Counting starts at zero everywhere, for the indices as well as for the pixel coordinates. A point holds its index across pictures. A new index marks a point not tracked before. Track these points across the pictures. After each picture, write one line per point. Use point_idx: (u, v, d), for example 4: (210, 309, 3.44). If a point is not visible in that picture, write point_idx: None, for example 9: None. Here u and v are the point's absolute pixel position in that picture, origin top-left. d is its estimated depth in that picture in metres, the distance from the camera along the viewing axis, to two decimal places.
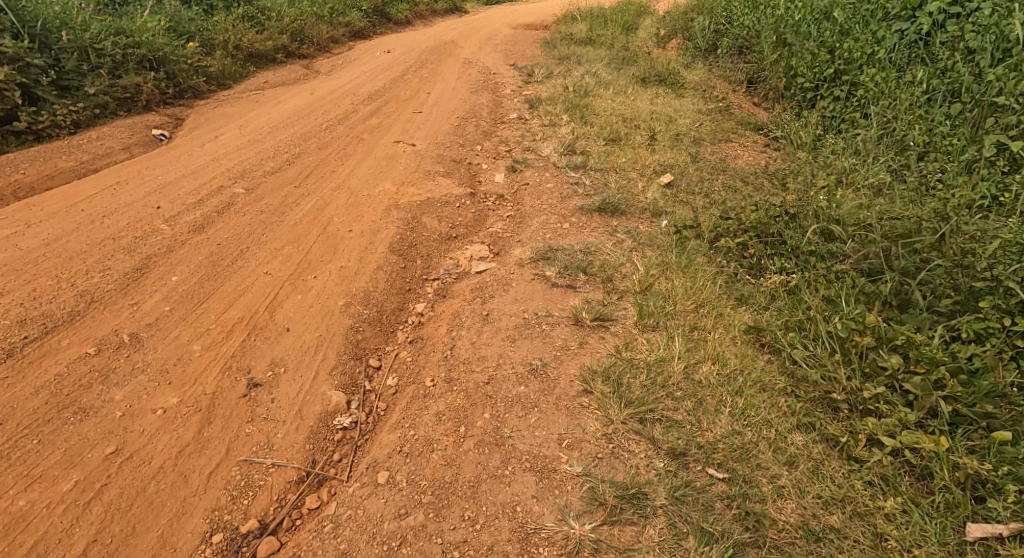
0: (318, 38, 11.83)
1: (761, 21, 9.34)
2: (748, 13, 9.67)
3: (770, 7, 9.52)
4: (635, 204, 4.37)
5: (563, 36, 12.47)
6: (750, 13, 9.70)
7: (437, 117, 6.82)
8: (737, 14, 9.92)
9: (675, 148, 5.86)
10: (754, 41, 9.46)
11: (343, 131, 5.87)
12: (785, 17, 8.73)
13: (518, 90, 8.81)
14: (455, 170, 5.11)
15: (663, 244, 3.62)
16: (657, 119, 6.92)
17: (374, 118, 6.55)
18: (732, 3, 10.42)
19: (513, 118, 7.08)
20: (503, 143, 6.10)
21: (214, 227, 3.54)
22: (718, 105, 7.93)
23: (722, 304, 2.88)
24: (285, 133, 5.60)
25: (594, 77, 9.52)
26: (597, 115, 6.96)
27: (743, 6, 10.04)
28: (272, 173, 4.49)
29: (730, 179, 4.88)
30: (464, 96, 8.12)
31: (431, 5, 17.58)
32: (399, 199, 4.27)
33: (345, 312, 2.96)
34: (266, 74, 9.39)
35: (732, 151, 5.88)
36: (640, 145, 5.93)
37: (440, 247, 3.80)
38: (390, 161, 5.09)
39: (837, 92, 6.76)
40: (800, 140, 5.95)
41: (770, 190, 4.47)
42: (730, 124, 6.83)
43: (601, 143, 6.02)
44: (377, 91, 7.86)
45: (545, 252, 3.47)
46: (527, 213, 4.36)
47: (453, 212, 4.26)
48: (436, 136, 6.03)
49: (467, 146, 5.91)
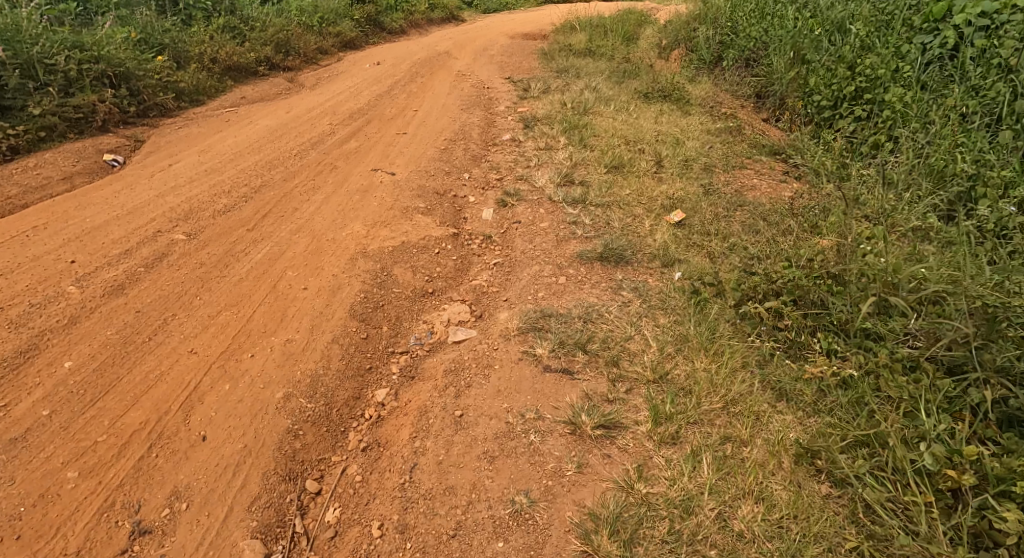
0: (304, 50, 11.33)
1: (770, 32, 8.80)
2: (755, 23, 9.13)
3: (778, 16, 8.99)
4: (641, 251, 3.81)
5: (562, 46, 11.94)
6: (757, 23, 9.15)
7: (423, 139, 6.27)
8: (743, 24, 9.38)
9: (684, 177, 5.29)
10: (762, 53, 8.91)
11: (316, 157, 5.31)
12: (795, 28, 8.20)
13: (513, 107, 8.27)
14: (438, 206, 4.54)
15: (677, 308, 3.04)
16: (663, 142, 6.37)
17: (353, 141, 6.00)
18: (737, 12, 9.90)
19: (506, 140, 6.52)
20: (493, 171, 5.54)
21: (137, 287, 2.94)
22: (727, 124, 7.37)
23: (758, 405, 2.30)
24: (250, 160, 5.02)
25: (594, 92, 8.97)
26: (597, 137, 6.41)
27: (750, 14, 9.48)
28: (222, 212, 3.88)
29: (748, 217, 4.30)
30: (454, 114, 7.57)
31: (428, 13, 17.08)
32: (367, 246, 3.68)
33: (281, 408, 2.34)
34: (244, 89, 8.86)
35: (747, 179, 5.30)
36: (645, 173, 5.36)
37: (413, 308, 3.20)
38: (363, 195, 4.51)
39: (858, 111, 6.17)
40: (822, 167, 5.39)
41: (798, 233, 3.89)
42: (743, 147, 6.27)
43: (602, 170, 5.44)
44: (361, 109, 7.31)
45: (535, 321, 2.89)
46: (517, 260, 3.78)
47: (431, 260, 3.67)
48: (419, 162, 5.47)
49: (453, 174, 5.35)
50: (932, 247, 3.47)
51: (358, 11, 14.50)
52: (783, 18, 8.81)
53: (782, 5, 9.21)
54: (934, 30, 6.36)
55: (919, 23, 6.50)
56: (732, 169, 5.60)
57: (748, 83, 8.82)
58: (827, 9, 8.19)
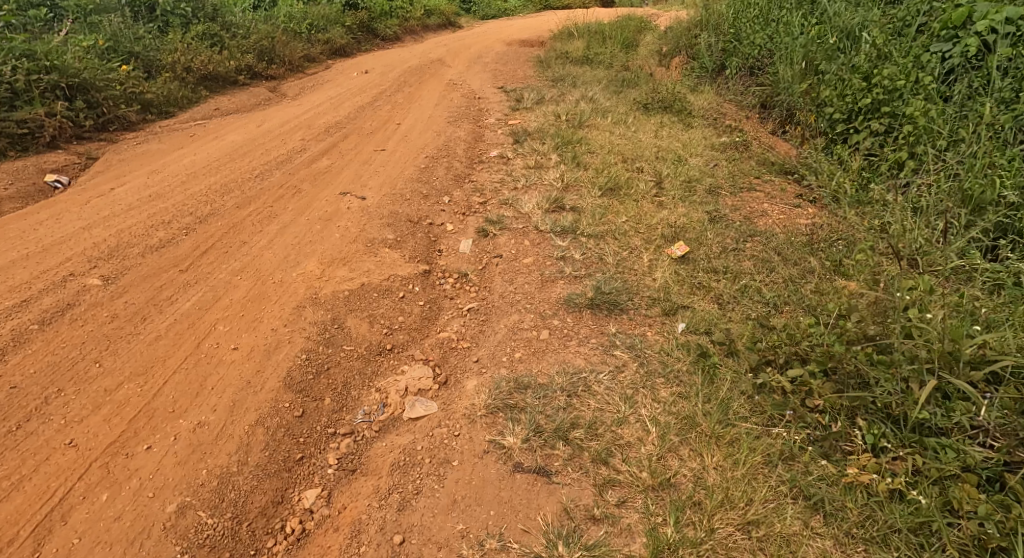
0: (289, 58, 10.90)
1: (775, 39, 8.31)
2: (759, 30, 8.65)
3: (781, 22, 8.52)
4: (638, 294, 3.29)
5: (558, 53, 11.46)
6: (762, 29, 8.66)
7: (403, 157, 5.79)
8: (747, 30, 8.89)
9: (687, 200, 4.78)
10: (767, 61, 8.42)
11: (280, 179, 4.82)
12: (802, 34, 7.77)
13: (503, 119, 7.79)
14: (409, 237, 4.04)
15: (681, 377, 2.53)
16: (663, 159, 5.87)
17: (325, 159, 5.51)
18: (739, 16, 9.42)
19: (493, 158, 6.04)
20: (476, 194, 5.05)
21: (24, 354, 2.44)
22: (732, 138, 6.86)
23: (788, 530, 1.82)
24: (205, 182, 4.52)
25: (591, 103, 8.49)
26: (592, 154, 5.92)
27: (753, 20, 9.00)
28: (154, 248, 3.35)
29: (761, 250, 3.78)
30: (440, 127, 7.09)
31: (423, 20, 16.64)
32: (318, 290, 3.16)
33: (168, 530, 1.82)
34: (220, 100, 8.39)
35: (757, 204, 4.78)
36: (644, 196, 4.86)
37: (365, 371, 2.68)
38: (325, 226, 4.00)
39: (876, 127, 5.63)
40: (841, 187, 4.84)
41: (820, 275, 3.38)
42: (749, 166, 5.77)
43: (596, 192, 4.92)
44: (338, 123, 6.82)
45: (506, 395, 2.38)
46: (495, 304, 3.27)
47: (394, 306, 3.16)
48: (394, 185, 4.99)
49: (432, 197, 4.86)
50: (978, 297, 2.96)
51: (349, 18, 14.08)
52: (788, 24, 8.34)
53: (786, 11, 8.75)
54: (952, 37, 5.90)
55: (936, 29, 6.04)
56: (740, 191, 5.08)
57: (753, 93, 8.32)
58: (835, 15, 7.73)
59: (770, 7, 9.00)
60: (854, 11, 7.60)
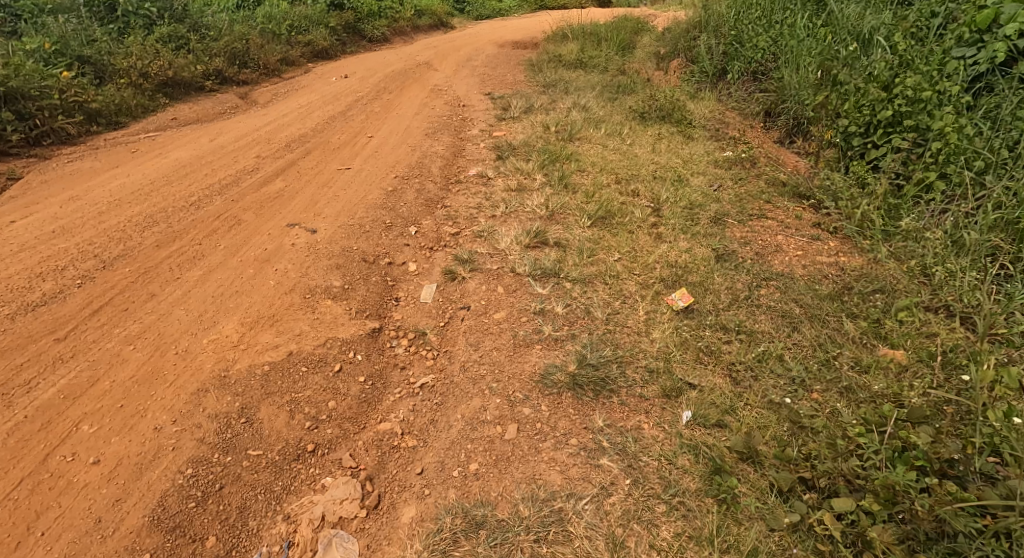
0: (263, 62, 10.29)
1: (780, 42, 7.70)
2: (762, 32, 8.03)
3: (786, 23, 7.92)
4: (632, 367, 2.67)
5: (551, 56, 10.83)
6: (764, 31, 8.06)
7: (370, 177, 5.17)
8: (749, 32, 8.28)
9: (690, 233, 4.16)
10: (771, 65, 7.82)
11: (219, 207, 4.18)
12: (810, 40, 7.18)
13: (488, 129, 7.18)
14: (361, 282, 3.39)
15: (688, 505, 1.92)
16: (661, 179, 5.26)
17: (279, 181, 4.88)
18: (740, 16, 8.81)
19: (472, 177, 5.42)
20: (449, 223, 4.43)
21: None
22: (737, 153, 6.23)
23: None
24: (128, 212, 3.89)
25: (583, 112, 7.87)
26: (582, 174, 5.32)
27: (755, 21, 8.39)
28: (32, 309, 2.76)
29: (779, 303, 3.16)
30: (417, 140, 6.47)
31: (414, 20, 16.00)
32: (229, 365, 2.50)
33: None
34: (181, 108, 7.79)
35: (770, 237, 4.15)
36: (639, 227, 4.24)
37: (274, 488, 2.03)
38: (260, 269, 3.35)
39: (898, 144, 4.98)
40: (867, 214, 4.17)
41: (855, 340, 2.75)
42: (757, 188, 5.15)
43: (585, 221, 4.29)
44: (303, 136, 6.19)
45: (448, 542, 1.81)
46: (454, 378, 2.64)
47: (326, 385, 2.51)
48: (353, 212, 4.36)
49: (395, 228, 4.23)
50: None
51: (333, 18, 13.42)
52: (793, 27, 7.73)
53: (790, 12, 8.13)
54: (976, 42, 5.30)
55: (958, 32, 5.43)
56: (749, 219, 4.46)
57: (758, 100, 7.70)
58: (843, 17, 7.13)
59: (773, 7, 8.38)
60: (863, 13, 7.01)
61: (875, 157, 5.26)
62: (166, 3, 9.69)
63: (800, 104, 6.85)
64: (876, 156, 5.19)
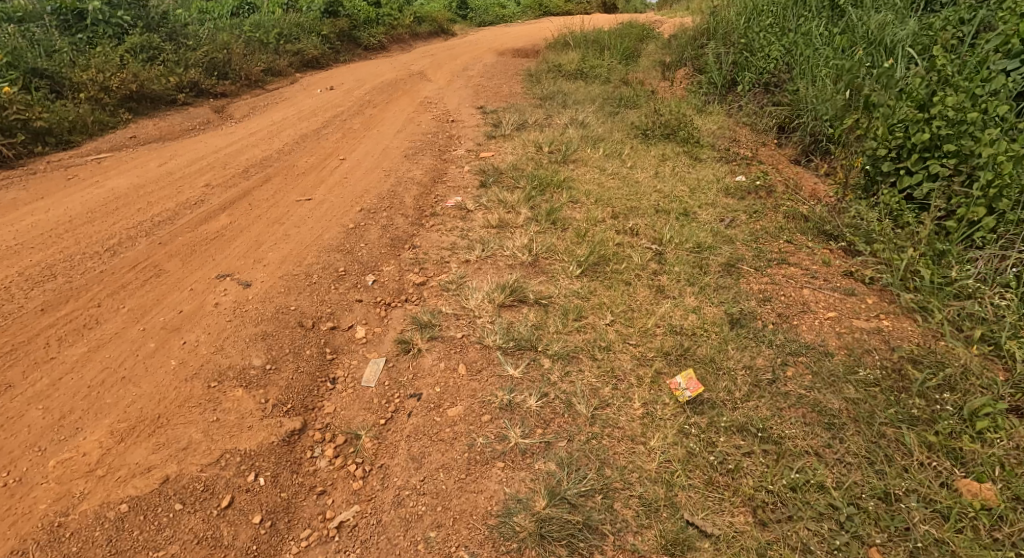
0: (244, 73, 9.73)
1: (794, 52, 7.04)
2: (775, 41, 7.37)
3: (800, 31, 7.26)
4: (622, 498, 2.04)
5: (550, 65, 10.22)
6: (777, 39, 7.40)
7: (332, 211, 4.54)
8: (760, 39, 7.63)
9: (697, 286, 3.51)
10: (785, 77, 7.14)
11: (141, 251, 3.56)
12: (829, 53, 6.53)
13: (476, 149, 6.57)
14: (290, 359, 2.74)
15: None
16: (664, 214, 4.61)
17: (223, 216, 4.25)
18: (750, 23, 8.15)
19: (450, 209, 4.79)
20: (414, 270, 3.81)
21: None
22: (750, 179, 5.56)
23: None
24: (23, 261, 3.30)
25: (581, 128, 7.22)
26: (575, 207, 4.70)
27: (766, 28, 7.74)
28: None
29: (813, 392, 2.49)
30: (395, 162, 5.86)
31: (413, 27, 15.46)
32: (71, 506, 1.90)
33: None
34: (144, 125, 7.23)
35: (793, 290, 3.47)
36: (637, 276, 3.61)
37: None
38: (164, 342, 2.70)
39: (936, 171, 4.20)
40: (911, 264, 3.45)
41: (919, 464, 2.09)
42: (774, 225, 4.48)
43: (574, 269, 3.66)
44: (265, 160, 5.56)
45: None
46: (388, 512, 2.01)
47: (207, 535, 1.88)
48: (302, 257, 3.73)
49: (349, 278, 3.59)
50: None
51: (326, 25, 12.84)
52: (809, 36, 7.07)
53: (804, 19, 7.46)
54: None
55: (1001, 43, 4.71)
56: (767, 266, 3.80)
57: (771, 115, 7.03)
58: (863, 23, 6.50)
59: (788, 15, 7.72)
60: (886, 20, 6.33)
61: (909, 186, 4.46)
62: (140, 11, 9.16)
63: (817, 119, 6.24)
64: (909, 184, 4.41)
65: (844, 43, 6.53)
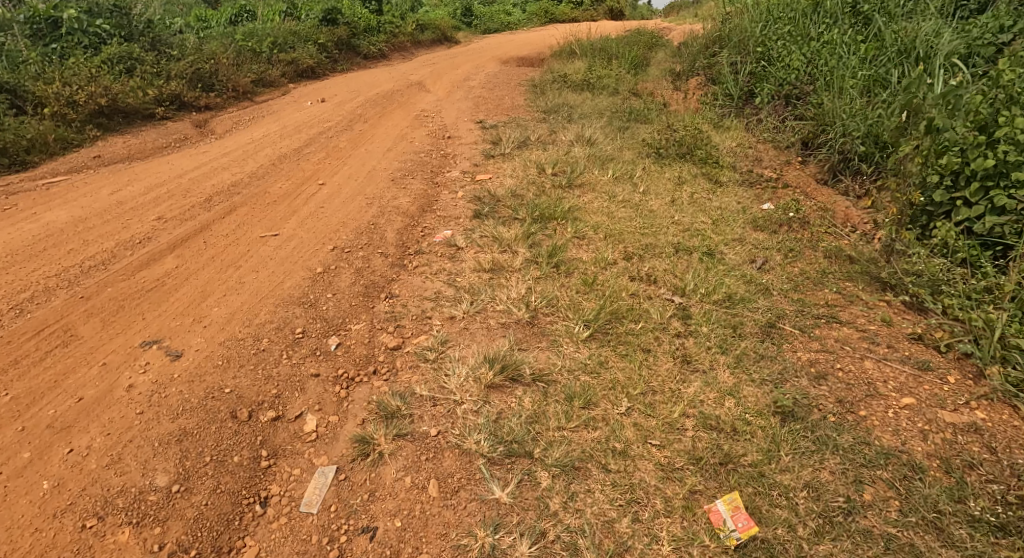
0: (232, 84, 9.13)
1: (817, 62, 6.41)
2: (795, 49, 6.73)
3: (820, 39, 6.63)
4: None
5: (555, 75, 9.61)
6: (796, 47, 6.76)
7: (299, 250, 3.91)
8: (777, 48, 7.01)
9: (731, 357, 2.88)
10: (808, 88, 6.44)
11: (55, 308, 2.97)
12: (857, 65, 5.90)
13: (473, 170, 5.96)
14: (207, 474, 2.10)
15: None
16: (685, 256, 3.98)
17: (170, 258, 3.62)
18: (765, 29, 7.52)
19: (437, 246, 4.15)
20: (388, 328, 3.17)
21: None
22: (781, 206, 4.92)
23: None
24: None
25: (588, 147, 6.58)
26: (582, 247, 4.09)
27: (783, 35, 7.09)
28: None
29: (907, 533, 1.92)
30: (383, 187, 5.25)
31: (415, 35, 14.91)
32: None
33: None
34: (114, 142, 6.66)
35: (850, 361, 2.82)
36: (657, 342, 2.99)
37: None
38: (47, 449, 2.14)
39: (1001, 203, 3.50)
40: (1006, 331, 2.76)
41: None
42: (815, 269, 3.84)
43: (580, 330, 3.04)
44: (234, 186, 4.95)
45: None
46: None
47: None
48: (253, 313, 3.10)
49: (305, 342, 2.95)
50: None
51: (324, 33, 12.29)
52: (832, 44, 6.41)
53: (826, 25, 6.80)
54: None
55: None
56: (813, 326, 3.16)
57: (794, 130, 6.34)
58: (892, 31, 5.88)
59: (806, 21, 7.06)
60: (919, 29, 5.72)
61: (968, 218, 3.72)
62: (122, 20, 8.63)
63: (846, 135, 5.58)
64: (968, 217, 3.69)
65: (873, 52, 5.92)
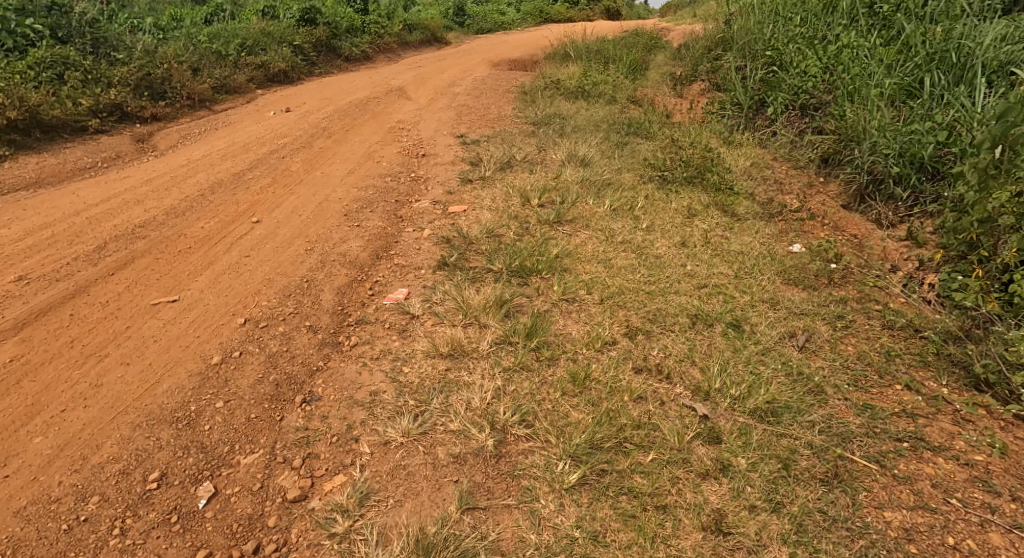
0: (187, 91, 8.11)
1: (833, 67, 5.47)
2: (808, 52, 5.78)
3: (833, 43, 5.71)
4: None
5: (547, 80, 8.67)
6: (808, 51, 5.82)
7: (201, 326, 2.94)
8: (785, 51, 6.07)
9: (790, 522, 1.97)
10: (824, 95, 5.48)
11: None
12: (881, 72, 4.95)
13: (444, 197, 5.02)
14: None
15: None
16: (704, 331, 3.04)
17: (10, 348, 2.69)
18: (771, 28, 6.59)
19: (384, 313, 3.20)
20: (291, 464, 2.20)
21: None
22: (815, 248, 3.98)
23: None
24: None
25: (581, 168, 5.66)
26: (569, 315, 3.16)
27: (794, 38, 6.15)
28: None
29: None
30: (331, 226, 4.29)
31: (402, 35, 13.96)
32: None
33: None
34: (26, 164, 5.73)
35: (966, 533, 1.97)
36: (678, 491, 2.07)
37: None
38: None
39: None
40: None
41: None
42: (877, 350, 2.93)
43: (566, 472, 2.12)
44: (141, 226, 4.00)
45: None
46: None
47: None
48: (90, 450, 2.16)
49: (159, 499, 2.01)
50: None
51: (298, 33, 11.29)
52: (852, 48, 5.47)
53: (843, 27, 5.88)
54: None
55: None
56: (894, 457, 2.25)
57: (812, 145, 5.40)
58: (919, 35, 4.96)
59: (819, 23, 6.15)
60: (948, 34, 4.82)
61: None
62: (59, 21, 7.64)
63: (875, 152, 4.62)
64: None
65: (898, 58, 5.00)
